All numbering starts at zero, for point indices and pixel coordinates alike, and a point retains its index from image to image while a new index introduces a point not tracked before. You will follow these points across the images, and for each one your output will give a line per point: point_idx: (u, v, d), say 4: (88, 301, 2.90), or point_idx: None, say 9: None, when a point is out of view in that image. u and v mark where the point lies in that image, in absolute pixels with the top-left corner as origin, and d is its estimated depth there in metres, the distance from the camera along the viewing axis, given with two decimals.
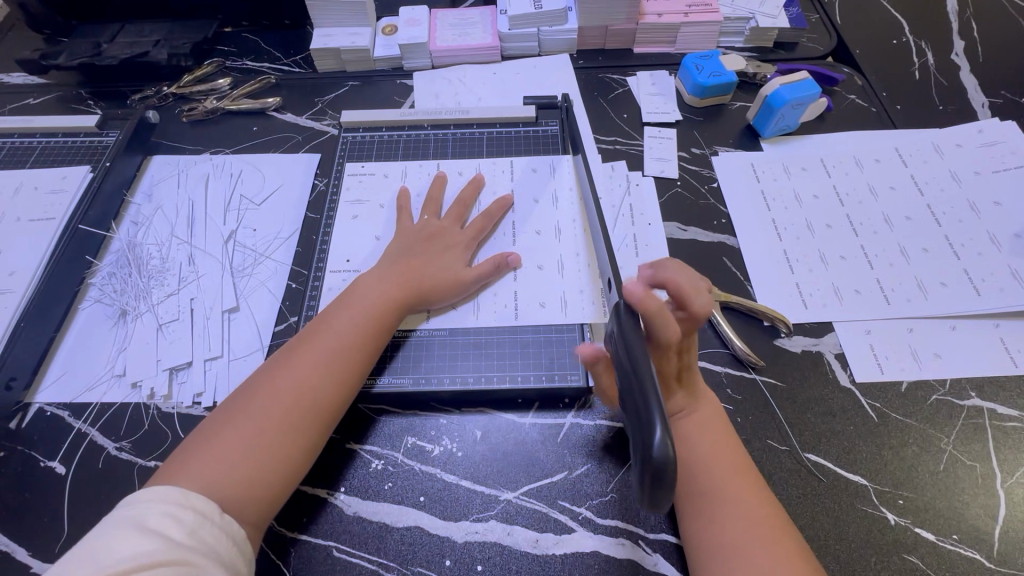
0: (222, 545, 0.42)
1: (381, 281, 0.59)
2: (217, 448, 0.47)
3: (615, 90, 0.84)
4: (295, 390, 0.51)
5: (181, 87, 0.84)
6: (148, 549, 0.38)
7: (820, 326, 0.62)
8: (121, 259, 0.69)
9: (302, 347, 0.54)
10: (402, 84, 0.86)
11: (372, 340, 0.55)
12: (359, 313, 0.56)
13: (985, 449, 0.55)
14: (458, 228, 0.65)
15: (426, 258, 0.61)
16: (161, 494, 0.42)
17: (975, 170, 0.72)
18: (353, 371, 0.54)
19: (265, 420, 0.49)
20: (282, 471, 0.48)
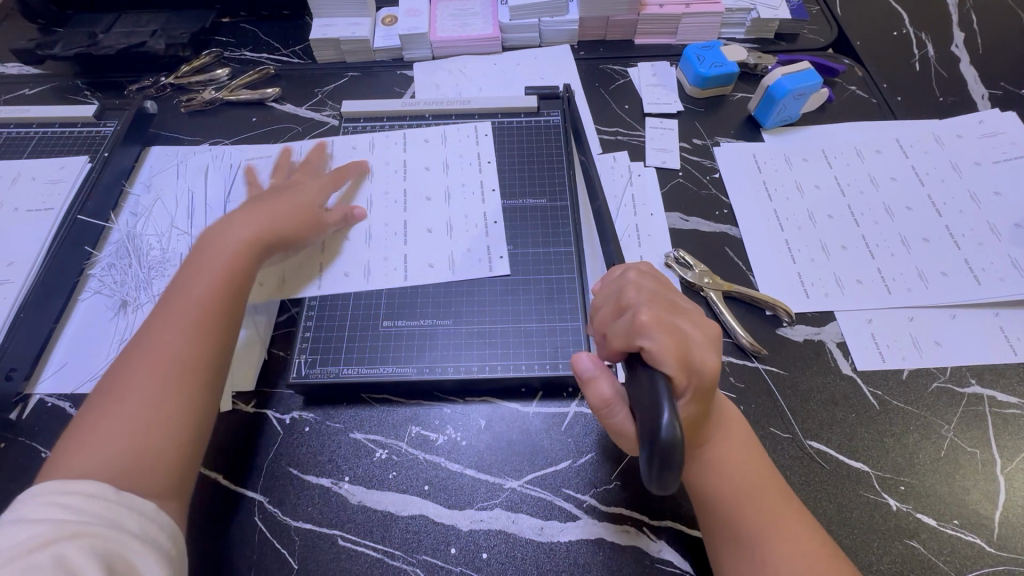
0: (141, 512, 0.41)
1: (229, 236, 0.56)
2: (105, 430, 0.44)
3: (617, 81, 0.83)
4: (163, 355, 0.48)
5: (179, 78, 0.84)
6: (52, 525, 0.37)
7: (822, 315, 0.62)
8: (121, 250, 0.68)
9: (164, 314, 0.51)
10: (402, 75, 0.85)
11: (225, 291, 0.53)
12: (212, 267, 0.54)
13: (985, 435, 0.56)
14: (348, 181, 0.65)
15: (321, 215, 0.61)
16: (50, 485, 0.39)
17: (975, 161, 0.72)
18: (216, 320, 0.51)
19: (143, 392, 0.46)
20: (178, 433, 0.46)
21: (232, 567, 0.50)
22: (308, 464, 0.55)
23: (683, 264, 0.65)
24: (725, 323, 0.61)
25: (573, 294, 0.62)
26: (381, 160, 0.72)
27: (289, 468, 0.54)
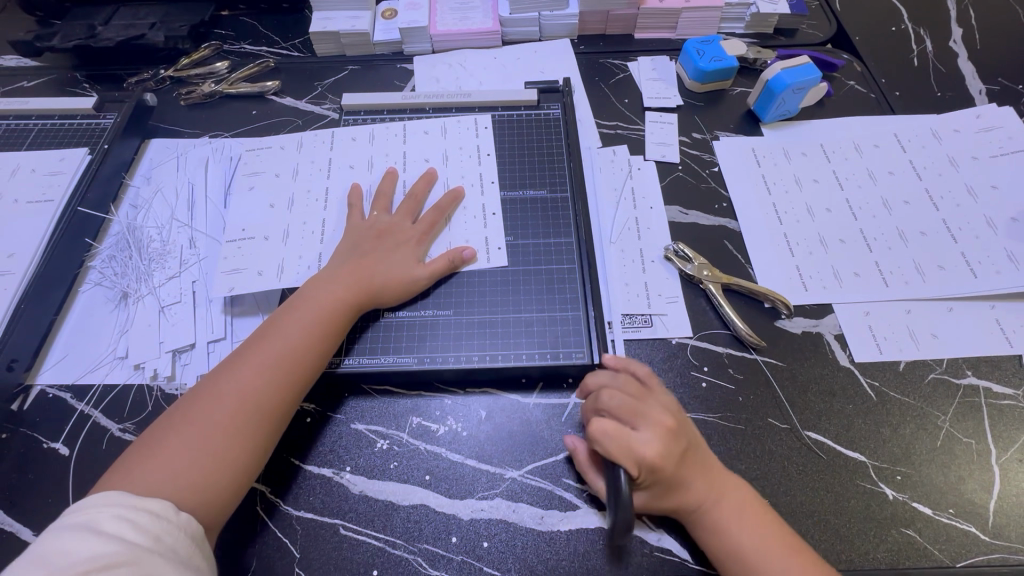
0: (184, 546, 0.42)
1: (332, 282, 0.58)
2: (167, 450, 0.46)
3: (617, 75, 0.84)
4: (240, 393, 0.50)
5: (179, 70, 0.83)
6: (106, 551, 0.38)
7: (820, 308, 0.63)
8: (121, 242, 0.68)
9: (248, 353, 0.53)
10: (402, 68, 0.85)
11: (321, 343, 0.54)
12: (312, 310, 0.55)
13: (980, 426, 0.56)
14: (408, 224, 0.64)
15: (374, 257, 0.60)
16: (114, 498, 0.42)
17: (972, 155, 0.72)
18: (300, 371, 0.52)
19: (207, 423, 0.48)
20: (233, 471, 0.47)
21: (234, 555, 0.50)
22: (307, 455, 0.55)
23: (681, 257, 0.66)
24: (724, 315, 0.62)
25: (573, 285, 0.63)
26: (381, 153, 0.72)
27: (289, 460, 0.55)
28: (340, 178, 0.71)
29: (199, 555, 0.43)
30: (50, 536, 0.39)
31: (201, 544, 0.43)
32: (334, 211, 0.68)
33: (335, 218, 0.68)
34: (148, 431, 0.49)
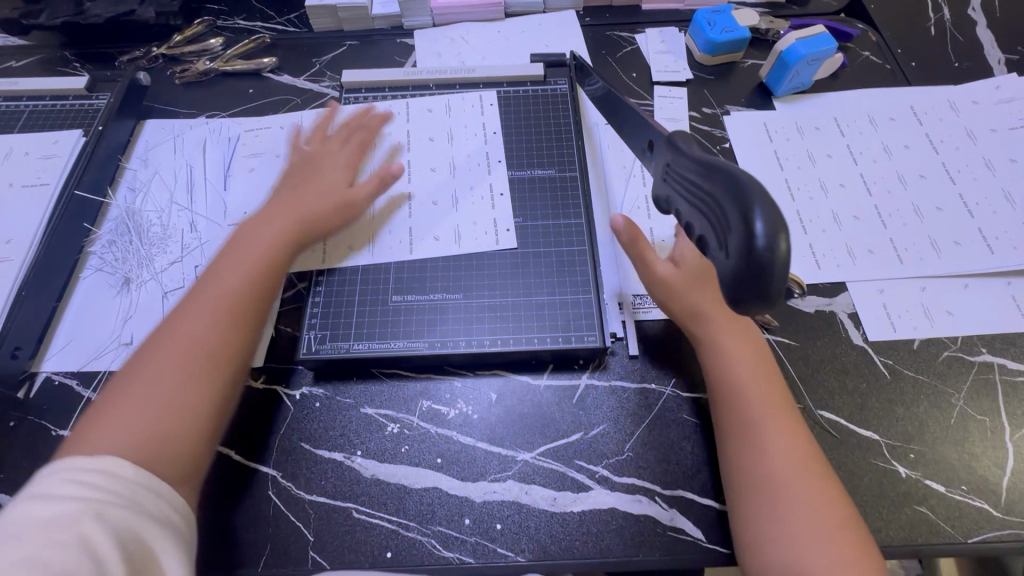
0: (154, 501, 0.39)
1: (256, 228, 0.56)
2: (121, 411, 0.43)
3: (624, 48, 0.81)
4: (190, 341, 0.47)
5: (172, 48, 0.81)
6: (60, 511, 0.34)
7: (834, 287, 0.62)
8: (120, 226, 0.67)
9: (190, 302, 0.50)
10: (403, 43, 0.83)
11: (262, 282, 0.52)
12: (242, 256, 0.53)
13: (994, 403, 0.56)
14: (334, 162, 0.64)
15: (304, 191, 0.60)
16: (64, 462, 0.38)
17: (991, 128, 0.70)
18: (248, 310, 0.50)
19: (162, 377, 0.45)
20: (195, 417, 0.45)
21: (249, 540, 0.50)
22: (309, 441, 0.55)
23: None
24: None
25: (583, 266, 0.61)
26: (384, 133, 0.70)
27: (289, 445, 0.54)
28: None
29: (170, 509, 0.40)
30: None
31: (174, 503, 0.40)
32: None
33: None
34: (96, 399, 0.45)
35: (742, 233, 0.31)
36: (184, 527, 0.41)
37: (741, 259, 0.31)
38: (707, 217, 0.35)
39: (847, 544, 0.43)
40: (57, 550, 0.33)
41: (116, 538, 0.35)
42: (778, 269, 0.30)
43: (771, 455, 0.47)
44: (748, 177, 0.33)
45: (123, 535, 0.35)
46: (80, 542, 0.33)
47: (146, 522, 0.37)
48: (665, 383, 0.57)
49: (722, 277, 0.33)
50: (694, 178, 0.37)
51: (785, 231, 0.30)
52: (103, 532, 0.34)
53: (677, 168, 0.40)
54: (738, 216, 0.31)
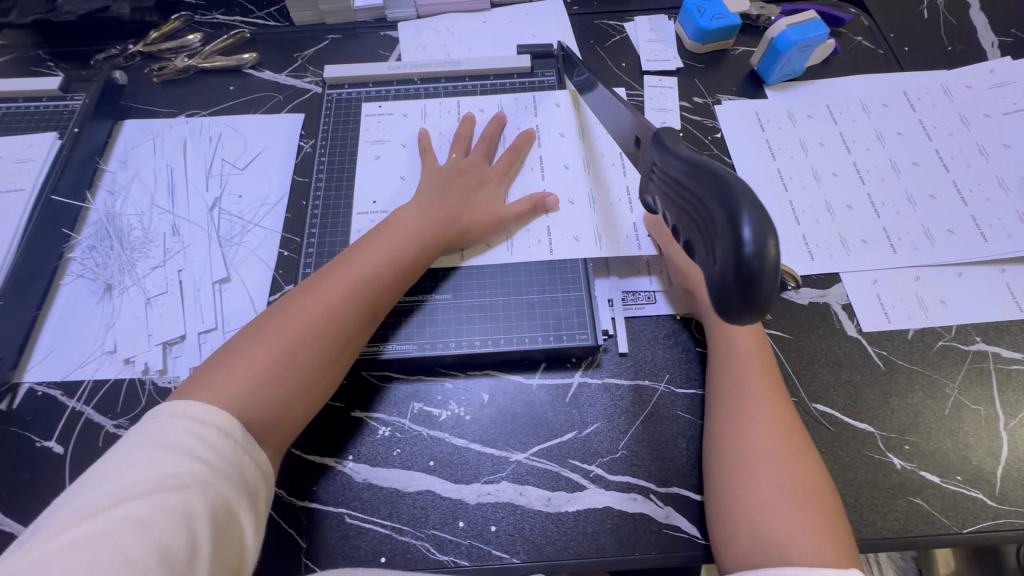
0: (253, 472, 0.41)
1: (423, 214, 0.58)
2: (238, 364, 0.45)
3: (613, 37, 0.79)
4: (326, 315, 0.49)
5: (148, 45, 0.78)
6: (174, 470, 0.37)
7: (827, 278, 0.61)
8: (101, 231, 0.65)
9: (334, 273, 0.52)
10: (387, 36, 0.81)
11: (401, 275, 0.54)
12: (398, 243, 0.55)
13: (989, 392, 0.56)
14: (486, 163, 0.64)
15: (463, 194, 0.61)
16: (189, 408, 0.40)
17: (985, 113, 0.70)
18: (380, 301, 0.52)
19: (298, 339, 0.47)
20: (310, 387, 0.47)
21: None
22: (335, 440, 0.54)
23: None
24: None
25: (574, 263, 0.60)
26: (368, 130, 0.69)
27: (327, 440, 0.54)
28: (326, 159, 0.67)
29: (263, 480, 0.42)
30: (119, 449, 0.39)
31: (267, 470, 0.43)
32: (322, 192, 0.65)
33: (324, 200, 0.65)
34: (232, 338, 0.48)
35: (729, 239, 0.30)
36: (270, 492, 0.43)
37: (729, 263, 0.30)
38: (695, 220, 0.34)
39: (822, 533, 0.42)
40: (159, 516, 0.35)
41: (210, 515, 0.37)
42: (769, 274, 0.29)
43: (759, 437, 0.48)
44: (735, 179, 0.32)
45: (219, 509, 0.38)
46: (180, 512, 0.36)
47: (240, 496, 0.39)
48: (659, 379, 0.57)
49: (708, 283, 0.32)
50: (682, 181, 0.37)
51: (774, 235, 0.29)
52: (201, 507, 0.37)
53: (665, 169, 0.39)
54: (725, 220, 0.30)
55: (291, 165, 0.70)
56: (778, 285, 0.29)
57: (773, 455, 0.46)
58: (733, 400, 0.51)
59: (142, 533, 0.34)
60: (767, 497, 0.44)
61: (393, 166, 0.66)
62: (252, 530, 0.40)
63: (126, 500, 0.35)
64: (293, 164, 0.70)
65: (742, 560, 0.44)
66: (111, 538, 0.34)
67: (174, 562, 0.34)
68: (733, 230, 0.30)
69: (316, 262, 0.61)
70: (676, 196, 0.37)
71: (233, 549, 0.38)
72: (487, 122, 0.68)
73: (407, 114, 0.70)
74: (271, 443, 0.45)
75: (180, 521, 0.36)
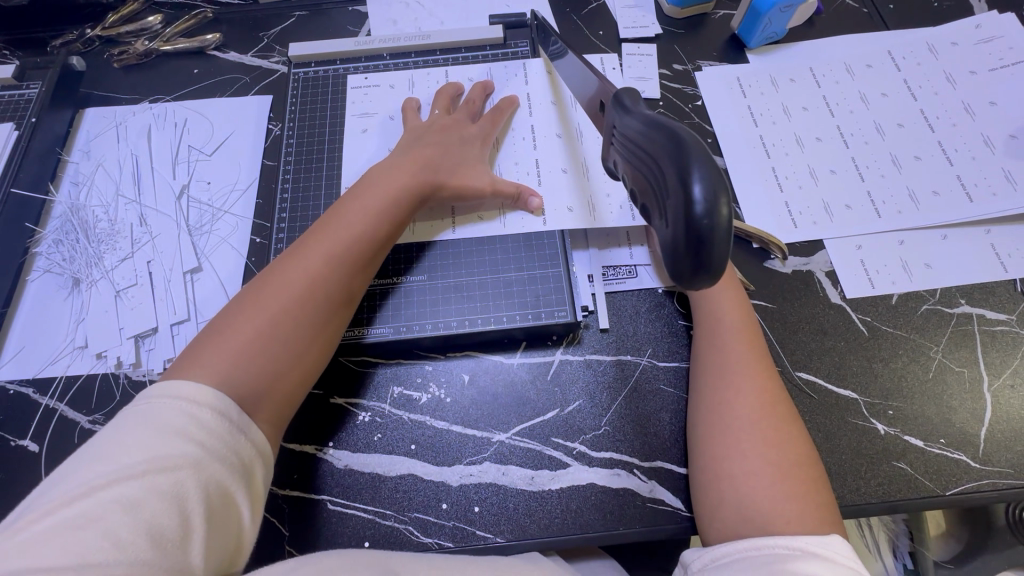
0: (249, 453, 0.40)
1: (393, 168, 0.56)
2: (227, 343, 0.43)
3: (589, 5, 0.76)
4: (308, 283, 0.47)
5: (107, 28, 0.75)
6: (164, 452, 0.36)
7: (810, 245, 0.60)
8: (66, 225, 0.64)
9: (311, 242, 0.50)
10: (355, 11, 0.78)
11: (381, 237, 0.52)
12: (373, 204, 0.53)
13: (973, 354, 0.55)
14: (469, 121, 0.63)
15: (441, 148, 0.59)
16: (178, 388, 0.39)
17: (971, 70, 0.68)
18: (363, 265, 0.51)
19: (282, 310, 0.46)
20: (301, 359, 0.46)
21: None
22: (322, 426, 0.53)
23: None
24: None
25: (553, 239, 0.59)
26: (355, 102, 0.67)
27: (314, 427, 0.53)
28: (294, 141, 0.65)
29: (261, 462, 0.41)
30: (111, 429, 0.37)
31: (265, 450, 0.42)
32: (292, 175, 0.63)
33: (294, 184, 0.63)
34: (215, 317, 0.46)
35: (680, 199, 0.30)
36: (270, 473, 0.42)
37: (682, 223, 0.30)
38: (650, 183, 0.34)
39: (803, 501, 0.42)
40: (150, 499, 0.34)
41: (205, 499, 0.36)
42: (721, 234, 0.29)
43: (745, 404, 0.47)
44: (687, 138, 0.32)
45: (214, 492, 0.36)
46: (172, 497, 0.35)
47: (236, 480, 0.38)
48: (641, 353, 0.56)
49: (664, 246, 0.32)
50: (639, 141, 0.36)
51: (724, 193, 0.29)
52: (195, 491, 0.35)
53: (623, 130, 0.38)
54: (676, 180, 0.31)
55: (260, 149, 0.68)
56: (730, 246, 0.29)
57: (759, 425, 0.46)
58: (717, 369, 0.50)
59: (132, 515, 0.33)
60: (751, 463, 0.44)
61: (380, 140, 0.64)
62: (249, 513, 0.39)
63: (117, 482, 0.34)
64: (263, 148, 0.68)
65: (723, 528, 0.43)
66: (100, 520, 0.33)
67: (165, 545, 0.33)
68: (683, 190, 0.30)
69: (288, 247, 0.60)
70: (634, 157, 0.37)
71: (230, 532, 0.37)
72: (473, 87, 0.66)
73: (394, 85, 0.68)
74: (267, 420, 0.44)
75: (172, 505, 0.35)
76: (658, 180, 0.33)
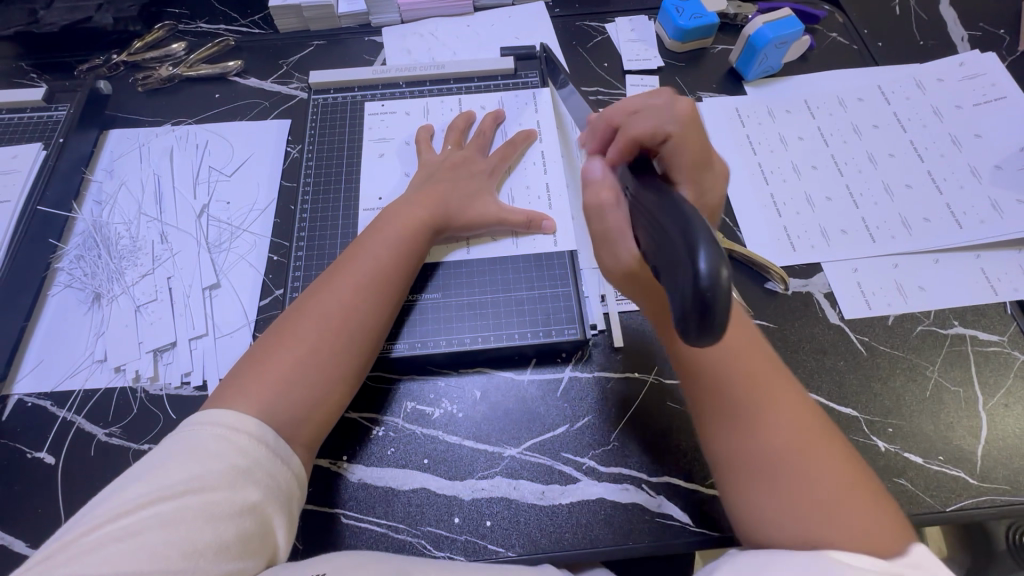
0: (283, 475, 0.43)
1: (411, 202, 0.59)
2: (263, 373, 0.47)
3: (595, 38, 0.81)
4: (339, 314, 0.51)
5: (132, 54, 0.78)
6: (203, 474, 0.39)
7: (809, 267, 0.63)
8: (89, 241, 0.65)
9: (339, 273, 0.53)
10: (371, 41, 0.81)
11: (404, 266, 0.55)
12: (396, 234, 0.56)
13: (968, 373, 0.57)
14: (481, 157, 0.65)
15: (452, 184, 0.62)
16: (223, 416, 0.43)
17: (956, 104, 0.72)
18: (390, 293, 0.54)
19: (315, 340, 0.49)
20: (335, 384, 0.49)
21: None
22: (339, 444, 0.54)
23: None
24: None
25: (562, 260, 0.61)
26: (372, 128, 0.70)
27: (330, 442, 0.54)
28: (313, 162, 0.68)
29: (295, 483, 0.44)
30: (157, 452, 0.41)
31: (300, 473, 0.45)
32: (311, 196, 0.66)
33: (312, 205, 0.65)
34: (252, 347, 0.50)
35: (686, 270, 0.30)
36: (301, 493, 0.46)
37: (688, 289, 0.30)
38: (660, 250, 0.35)
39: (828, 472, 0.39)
40: (187, 515, 0.37)
41: (241, 516, 0.39)
42: (723, 304, 0.29)
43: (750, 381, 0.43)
44: (694, 217, 0.33)
45: (248, 513, 0.39)
46: (208, 514, 0.37)
47: (269, 498, 0.41)
48: (648, 371, 0.57)
49: (672, 305, 0.32)
50: (650, 210, 0.37)
51: (725, 263, 0.30)
52: (231, 507, 0.38)
53: (635, 198, 0.39)
54: (683, 254, 0.31)
55: (278, 171, 0.70)
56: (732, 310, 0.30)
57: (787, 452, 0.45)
58: (740, 366, 0.43)
59: (169, 531, 0.36)
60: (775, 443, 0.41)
61: (397, 163, 0.67)
62: (283, 530, 0.42)
63: (157, 500, 0.37)
64: (281, 170, 0.70)
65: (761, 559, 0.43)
66: (139, 534, 0.35)
67: (199, 558, 0.36)
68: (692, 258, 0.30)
69: (305, 266, 0.62)
70: (646, 223, 0.37)
71: (266, 550, 0.40)
72: (484, 117, 0.69)
73: (410, 112, 0.71)
74: (303, 442, 0.47)
75: (208, 521, 0.37)
76: (665, 247, 0.34)
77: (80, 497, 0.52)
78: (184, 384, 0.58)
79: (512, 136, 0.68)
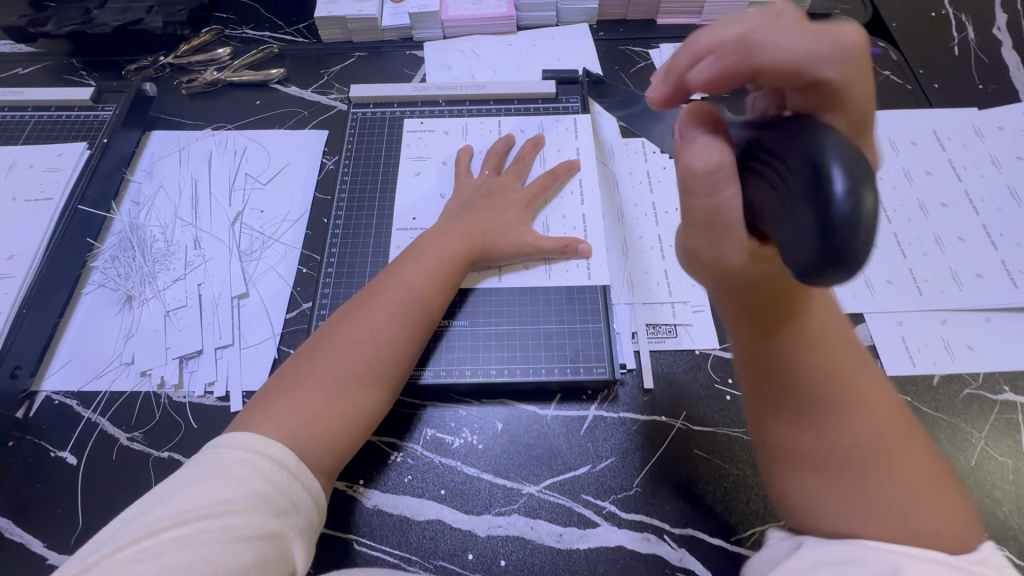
0: (303, 501, 0.42)
1: (446, 230, 0.59)
2: (292, 400, 0.46)
3: (638, 64, 0.79)
4: (371, 341, 0.50)
5: (179, 57, 0.80)
6: (223, 498, 0.38)
7: (851, 317, 0.60)
8: (124, 241, 0.66)
9: (372, 299, 0.53)
10: (413, 56, 0.81)
11: (436, 296, 0.55)
12: (430, 263, 0.56)
13: (1017, 444, 0.54)
14: (517, 184, 0.65)
15: (486, 213, 0.61)
16: (250, 440, 0.42)
17: (1016, 155, 0.68)
18: (422, 323, 0.53)
19: (345, 367, 0.48)
20: (363, 413, 0.48)
21: None
22: (356, 467, 0.53)
23: None
24: None
25: (595, 295, 0.60)
26: (409, 145, 0.70)
27: (348, 466, 0.53)
28: (349, 177, 0.68)
29: (315, 510, 0.43)
30: (180, 476, 0.40)
31: (321, 500, 0.44)
32: (344, 211, 0.66)
33: (345, 221, 0.65)
34: (279, 370, 0.50)
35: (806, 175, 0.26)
36: (322, 520, 0.45)
37: (808, 260, 0.26)
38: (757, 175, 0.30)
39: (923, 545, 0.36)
40: (205, 539, 0.36)
41: (259, 541, 0.38)
42: (865, 232, 0.24)
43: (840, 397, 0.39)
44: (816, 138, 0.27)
45: (264, 540, 0.38)
46: (227, 538, 0.37)
47: (289, 525, 0.40)
48: (676, 416, 0.56)
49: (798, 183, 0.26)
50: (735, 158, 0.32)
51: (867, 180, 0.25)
52: (249, 532, 0.38)
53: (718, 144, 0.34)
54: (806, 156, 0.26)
55: (313, 183, 0.70)
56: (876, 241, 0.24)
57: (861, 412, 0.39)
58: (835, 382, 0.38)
59: (186, 556, 0.35)
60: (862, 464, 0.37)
61: (432, 183, 0.67)
62: (303, 556, 0.41)
63: (176, 523, 0.37)
64: (316, 183, 0.70)
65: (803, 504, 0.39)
66: (156, 555, 0.35)
67: None
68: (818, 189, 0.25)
69: (335, 282, 0.61)
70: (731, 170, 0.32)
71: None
72: (524, 143, 0.68)
73: (448, 132, 0.70)
74: (326, 470, 0.46)
75: (226, 546, 0.37)
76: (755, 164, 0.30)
77: (100, 501, 0.52)
78: (207, 393, 0.58)
79: (552, 165, 0.67)
